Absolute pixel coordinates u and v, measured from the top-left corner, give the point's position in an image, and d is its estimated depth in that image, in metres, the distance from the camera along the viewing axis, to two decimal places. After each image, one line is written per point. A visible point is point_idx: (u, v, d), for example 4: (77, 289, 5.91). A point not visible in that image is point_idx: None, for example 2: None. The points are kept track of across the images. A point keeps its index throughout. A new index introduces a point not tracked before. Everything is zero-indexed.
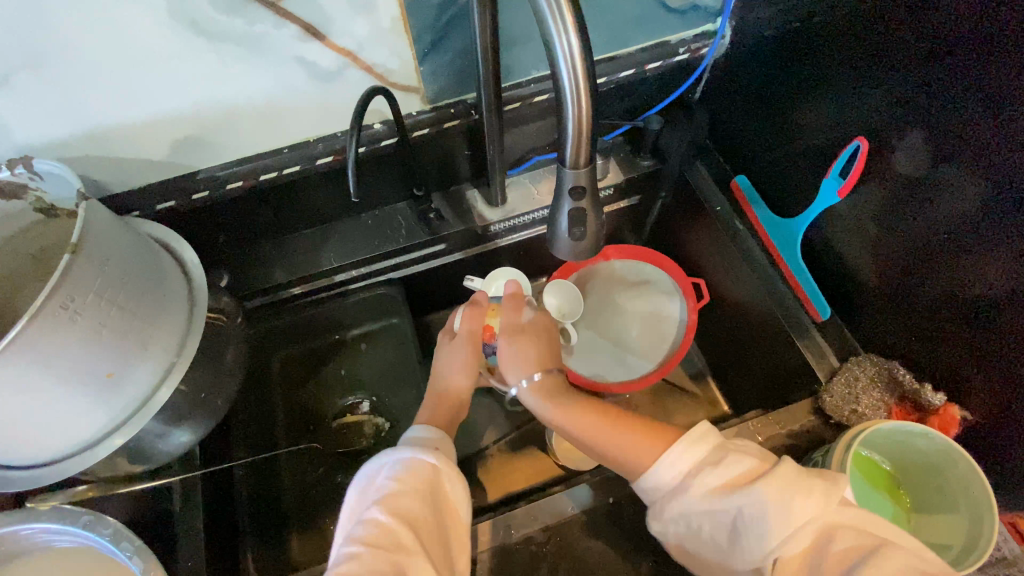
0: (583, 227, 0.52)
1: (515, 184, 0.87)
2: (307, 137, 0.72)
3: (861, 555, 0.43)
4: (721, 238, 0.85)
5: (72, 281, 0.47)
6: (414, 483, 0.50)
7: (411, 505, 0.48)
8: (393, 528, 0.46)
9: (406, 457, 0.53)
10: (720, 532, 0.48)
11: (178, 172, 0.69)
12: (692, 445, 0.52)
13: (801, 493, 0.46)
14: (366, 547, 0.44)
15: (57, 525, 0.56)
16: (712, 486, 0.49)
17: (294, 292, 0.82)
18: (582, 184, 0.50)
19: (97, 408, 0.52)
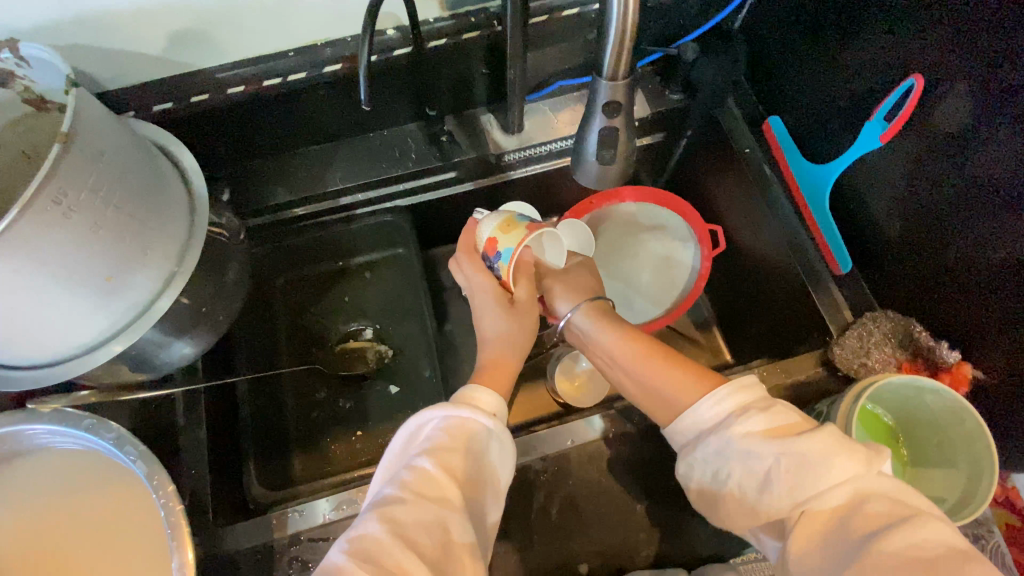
0: (612, 149, 0.48)
1: (533, 111, 0.82)
2: (315, 40, 0.67)
3: (893, 521, 0.43)
4: (746, 183, 0.80)
5: (64, 175, 0.43)
6: (463, 444, 0.50)
7: (458, 463, 0.48)
8: (440, 486, 0.47)
9: (463, 414, 0.51)
10: (751, 478, 0.48)
11: (177, 70, 0.65)
12: (738, 392, 0.52)
13: (847, 453, 0.46)
14: (409, 496, 0.46)
15: (58, 427, 0.56)
16: (753, 431, 0.49)
17: (297, 213, 0.79)
18: (617, 99, 0.45)
19: (96, 312, 0.50)
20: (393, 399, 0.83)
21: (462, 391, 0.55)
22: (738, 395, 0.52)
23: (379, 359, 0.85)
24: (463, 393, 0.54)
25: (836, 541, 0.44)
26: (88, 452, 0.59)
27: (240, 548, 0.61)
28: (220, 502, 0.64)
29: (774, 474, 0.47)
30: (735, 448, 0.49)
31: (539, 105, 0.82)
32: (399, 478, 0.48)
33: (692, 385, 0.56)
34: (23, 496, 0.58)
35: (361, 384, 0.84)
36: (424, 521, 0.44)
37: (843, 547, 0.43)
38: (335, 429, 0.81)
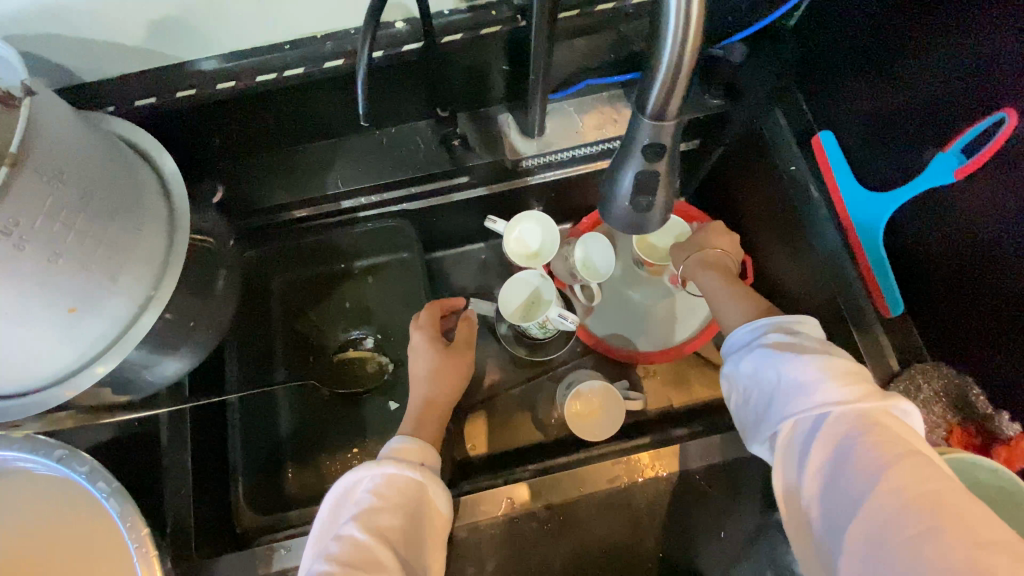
0: (650, 196, 0.40)
1: (555, 112, 0.74)
2: (314, 32, 0.60)
3: (886, 451, 0.44)
4: (791, 203, 0.72)
5: (14, 201, 0.38)
6: (395, 502, 0.50)
7: (388, 521, 0.49)
8: (372, 551, 0.46)
9: (388, 470, 0.52)
10: (758, 394, 0.52)
11: (160, 62, 0.58)
12: (776, 320, 0.55)
13: (849, 381, 0.47)
14: (340, 567, 0.45)
15: (31, 456, 0.52)
16: (770, 348, 0.52)
17: (295, 216, 0.73)
18: (662, 142, 0.37)
19: (68, 340, 0.46)
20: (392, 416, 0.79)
21: (388, 447, 0.55)
22: (780, 323, 0.55)
23: (379, 371, 0.80)
24: (386, 450, 0.55)
25: (831, 470, 0.46)
26: (61, 480, 0.55)
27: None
28: (205, 531, 0.61)
29: (784, 395, 0.49)
30: (757, 365, 0.52)
31: (563, 106, 0.74)
32: (330, 548, 0.47)
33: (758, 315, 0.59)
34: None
35: (359, 399, 0.80)
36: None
37: (837, 471, 0.45)
38: (330, 445, 0.77)
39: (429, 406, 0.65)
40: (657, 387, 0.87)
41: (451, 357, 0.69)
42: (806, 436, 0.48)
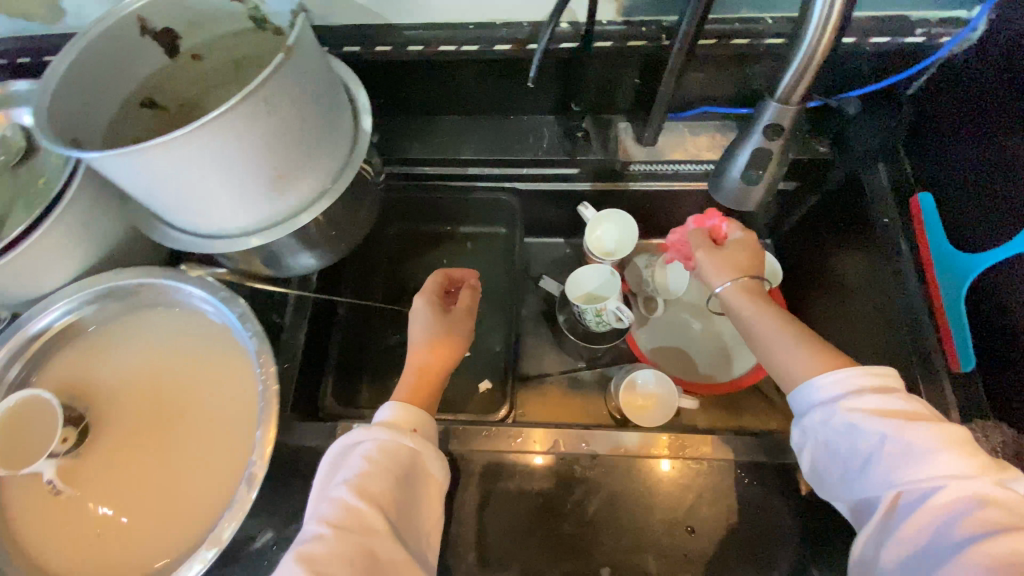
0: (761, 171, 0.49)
1: (670, 129, 0.83)
2: (495, 19, 0.70)
3: (1006, 525, 0.42)
4: (877, 257, 0.76)
5: (278, 79, 0.52)
6: (384, 465, 0.54)
7: (380, 487, 0.52)
8: (361, 514, 0.50)
9: (381, 440, 0.55)
10: (852, 454, 0.50)
11: (370, 20, 0.72)
12: (868, 374, 0.52)
13: (958, 449, 0.45)
14: (332, 530, 0.48)
15: (202, 295, 0.66)
16: (865, 407, 0.50)
17: (427, 172, 0.85)
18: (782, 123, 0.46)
19: (253, 202, 0.60)
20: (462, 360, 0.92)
21: (376, 416, 0.59)
22: (876, 379, 0.51)
23: None
24: (377, 420, 0.58)
25: (934, 536, 0.44)
26: (215, 323, 0.69)
27: (299, 447, 0.67)
28: (299, 401, 0.72)
29: (887, 459, 0.47)
30: (851, 423, 0.50)
31: (677, 125, 0.83)
32: (327, 506, 0.51)
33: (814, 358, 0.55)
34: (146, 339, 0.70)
35: None
36: (353, 548, 0.47)
37: (937, 538, 0.44)
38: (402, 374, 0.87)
39: (421, 373, 0.65)
40: (707, 405, 0.91)
41: (448, 323, 0.69)
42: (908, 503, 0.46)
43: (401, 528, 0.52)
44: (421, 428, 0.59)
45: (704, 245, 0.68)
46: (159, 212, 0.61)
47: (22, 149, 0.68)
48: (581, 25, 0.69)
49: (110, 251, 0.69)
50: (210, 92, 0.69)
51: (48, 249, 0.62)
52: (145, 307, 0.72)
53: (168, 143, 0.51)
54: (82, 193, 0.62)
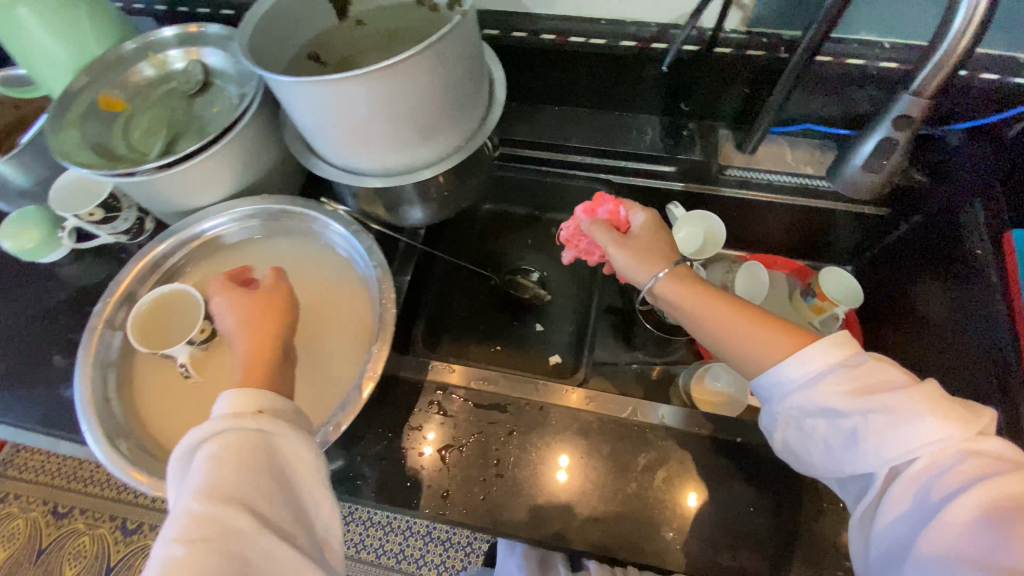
0: (886, 157, 0.64)
1: (771, 142, 0.88)
2: (626, 17, 0.77)
3: (993, 472, 0.44)
4: (966, 289, 0.77)
5: (449, 40, 0.59)
6: (236, 460, 0.47)
7: (233, 483, 0.46)
8: (219, 518, 0.44)
9: (219, 438, 0.48)
10: (835, 435, 0.51)
11: (512, 8, 0.79)
12: (829, 346, 0.53)
13: (939, 413, 0.47)
14: (186, 545, 0.42)
15: (341, 229, 0.75)
16: (842, 389, 0.51)
17: (531, 153, 0.92)
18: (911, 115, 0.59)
19: (396, 149, 0.68)
20: (535, 334, 0.97)
21: (215, 411, 0.52)
22: (837, 350, 0.53)
23: (534, 299, 0.99)
24: (217, 414, 0.51)
25: (923, 495, 0.46)
26: (338, 256, 0.77)
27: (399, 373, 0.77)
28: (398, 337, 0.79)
29: (863, 434, 0.49)
30: (823, 404, 0.51)
31: (778, 139, 0.88)
32: (177, 519, 0.44)
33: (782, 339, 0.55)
34: (270, 263, 0.78)
35: (514, 309, 0.99)
36: (208, 562, 0.41)
37: (921, 502, 0.46)
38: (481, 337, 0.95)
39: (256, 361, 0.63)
40: None
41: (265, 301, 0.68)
42: (902, 481, 0.47)
43: (275, 520, 0.47)
44: (274, 408, 0.52)
45: (616, 242, 0.66)
46: (318, 144, 0.70)
47: (198, 81, 0.76)
48: (710, 30, 0.74)
49: (257, 180, 0.78)
50: (362, 51, 0.76)
51: (213, 167, 0.71)
52: (273, 236, 0.80)
53: (349, 81, 0.57)
54: (250, 123, 0.71)
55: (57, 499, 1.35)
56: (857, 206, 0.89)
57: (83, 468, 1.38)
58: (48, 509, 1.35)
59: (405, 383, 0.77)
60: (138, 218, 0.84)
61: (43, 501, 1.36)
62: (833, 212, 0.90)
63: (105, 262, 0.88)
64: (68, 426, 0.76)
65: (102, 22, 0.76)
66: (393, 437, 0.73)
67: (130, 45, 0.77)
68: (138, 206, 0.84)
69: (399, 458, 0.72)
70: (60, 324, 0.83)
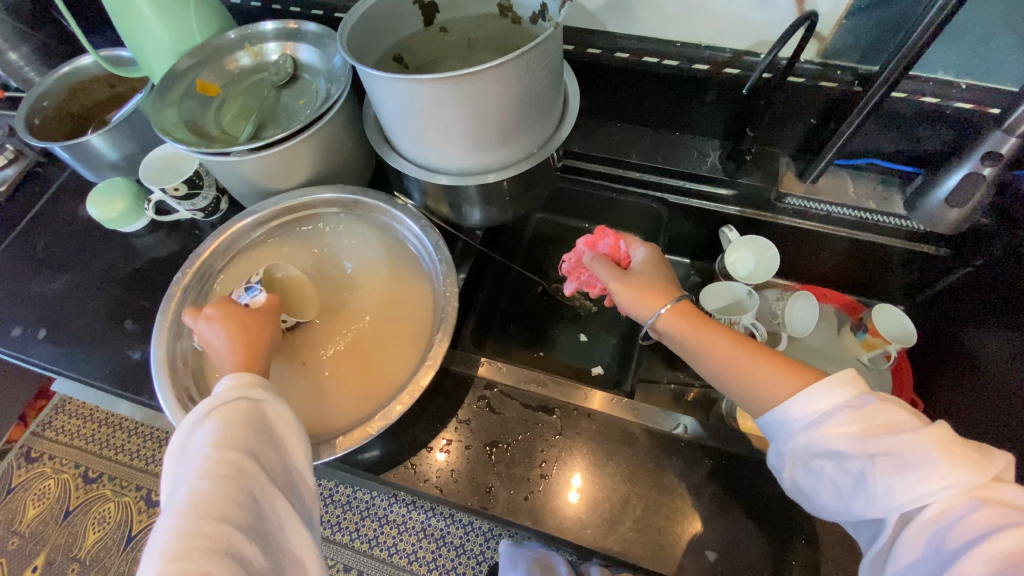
0: (974, 187, 0.70)
1: (833, 174, 0.88)
2: (700, 42, 0.79)
3: (1010, 520, 0.44)
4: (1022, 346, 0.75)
5: (537, 51, 0.62)
6: (240, 422, 0.53)
7: (242, 436, 0.51)
8: (232, 462, 0.49)
9: (222, 403, 0.54)
10: (844, 477, 0.52)
11: (589, 25, 0.82)
12: (833, 388, 0.54)
13: (950, 457, 0.47)
14: (207, 481, 0.47)
15: (411, 226, 0.78)
16: (848, 431, 0.52)
17: (592, 166, 0.95)
18: (1002, 151, 0.67)
19: (469, 150, 0.71)
20: (578, 344, 0.99)
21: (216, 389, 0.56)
22: (838, 392, 0.54)
23: (580, 309, 1.02)
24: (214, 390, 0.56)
25: (937, 540, 0.46)
26: (405, 250, 0.80)
27: (449, 368, 0.79)
28: None
29: (871, 477, 0.50)
30: (829, 445, 0.53)
31: (841, 171, 0.88)
32: (188, 468, 0.49)
33: (787, 380, 0.58)
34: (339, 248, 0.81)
35: (560, 315, 1.02)
36: (227, 492, 0.47)
37: (935, 550, 0.46)
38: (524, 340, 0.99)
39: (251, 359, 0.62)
40: None
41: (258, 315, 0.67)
42: (913, 526, 0.48)
43: (273, 474, 0.53)
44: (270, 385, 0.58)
45: (616, 278, 0.69)
46: (398, 140, 0.73)
47: (287, 74, 0.81)
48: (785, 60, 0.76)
49: (332, 170, 0.82)
50: (445, 56, 0.80)
51: (296, 155, 0.75)
52: (345, 225, 0.84)
53: (438, 82, 0.60)
54: (335, 116, 0.75)
55: (89, 464, 1.40)
56: (917, 246, 0.89)
57: (116, 436, 1.42)
58: (80, 473, 1.39)
59: (454, 376, 0.79)
60: (216, 197, 0.88)
61: (75, 464, 1.40)
62: (890, 249, 0.90)
63: (179, 236, 0.93)
64: (134, 387, 0.80)
65: (208, 12, 0.82)
66: (440, 428, 0.75)
67: (232, 34, 0.82)
68: (217, 186, 0.88)
69: (445, 450, 0.74)
70: (132, 290, 0.88)
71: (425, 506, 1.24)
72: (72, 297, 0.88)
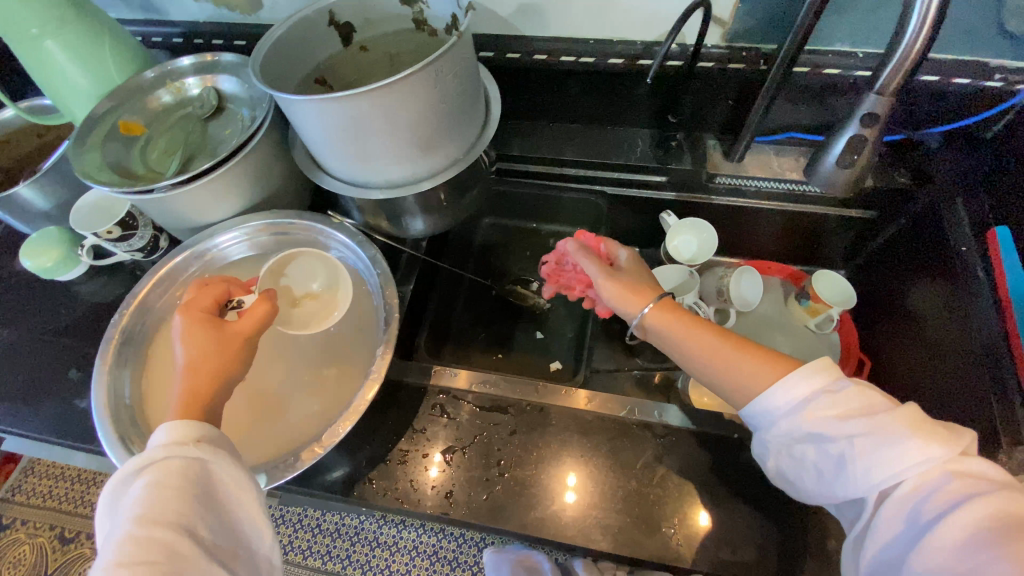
0: (853, 156, 0.73)
1: (757, 151, 0.91)
2: (612, 37, 0.82)
3: (973, 490, 0.45)
4: (953, 300, 0.78)
5: (445, 59, 0.63)
6: (172, 489, 0.48)
7: (173, 507, 0.47)
8: (157, 542, 0.45)
9: (156, 466, 0.49)
10: (825, 461, 0.52)
11: (507, 31, 0.84)
12: (811, 373, 0.54)
13: (922, 434, 0.48)
14: (126, 570, 0.43)
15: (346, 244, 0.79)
16: (828, 415, 0.52)
17: (526, 167, 0.96)
18: (876, 112, 0.68)
19: (398, 163, 0.72)
20: (535, 341, 1.00)
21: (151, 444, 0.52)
22: (817, 377, 0.54)
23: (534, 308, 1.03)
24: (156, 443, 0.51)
25: (910, 517, 0.47)
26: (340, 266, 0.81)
27: (402, 379, 0.80)
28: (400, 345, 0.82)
29: (850, 461, 0.50)
30: (810, 430, 0.53)
31: (764, 147, 0.91)
32: (102, 559, 0.45)
33: (762, 368, 0.58)
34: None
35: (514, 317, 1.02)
36: None
37: (912, 523, 0.47)
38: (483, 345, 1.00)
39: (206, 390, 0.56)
40: None
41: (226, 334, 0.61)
42: (893, 508, 0.48)
43: (214, 548, 0.48)
44: (217, 439, 0.53)
45: (604, 275, 0.71)
46: (324, 160, 0.74)
47: (212, 106, 0.81)
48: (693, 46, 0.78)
49: (266, 196, 0.83)
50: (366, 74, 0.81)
51: (223, 185, 0.75)
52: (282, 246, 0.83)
53: (351, 98, 0.61)
54: (260, 143, 0.76)
55: (64, 524, 1.36)
56: (848, 212, 0.92)
57: (90, 492, 1.38)
58: (56, 534, 1.35)
59: (408, 386, 0.80)
60: (153, 235, 0.88)
61: (50, 525, 1.36)
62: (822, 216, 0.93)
63: (121, 280, 0.92)
64: (84, 436, 0.78)
65: (124, 53, 0.82)
66: (397, 441, 0.75)
67: (151, 73, 0.82)
68: (154, 225, 0.88)
69: (402, 461, 0.74)
70: (76, 339, 0.87)
71: (414, 522, 1.23)
72: (13, 353, 0.86)
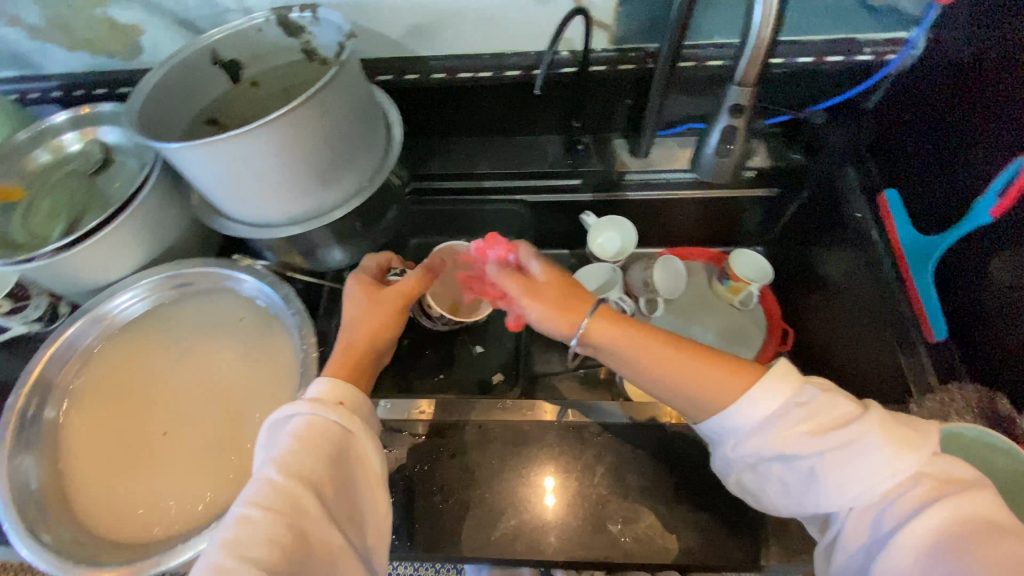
0: (729, 144, 0.72)
1: (662, 144, 0.94)
2: (506, 49, 0.83)
3: (940, 493, 0.48)
4: (859, 268, 0.84)
5: (331, 88, 0.62)
6: (309, 446, 0.53)
7: (310, 464, 0.52)
8: (291, 492, 0.50)
9: (302, 418, 0.55)
10: (794, 476, 0.54)
11: (401, 53, 0.84)
12: (777, 384, 0.55)
13: (891, 443, 0.51)
14: (261, 513, 0.49)
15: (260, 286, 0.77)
16: (801, 431, 0.53)
17: (438, 184, 0.94)
18: (740, 103, 0.68)
19: (303, 197, 0.71)
20: (475, 356, 0.99)
21: (307, 396, 0.59)
22: (784, 388, 0.55)
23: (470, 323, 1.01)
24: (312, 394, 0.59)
25: (875, 519, 0.50)
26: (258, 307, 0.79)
27: None
28: None
29: (821, 475, 0.52)
30: (781, 450, 0.54)
31: (668, 140, 0.94)
32: (247, 493, 0.51)
33: (706, 378, 0.57)
34: (181, 331, 0.78)
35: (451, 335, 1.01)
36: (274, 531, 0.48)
37: (878, 529, 0.50)
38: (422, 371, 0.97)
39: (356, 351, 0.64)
40: None
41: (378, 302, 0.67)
42: (864, 516, 0.51)
43: (335, 513, 0.53)
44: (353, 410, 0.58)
45: (526, 295, 0.61)
46: (221, 205, 0.71)
47: (96, 160, 0.77)
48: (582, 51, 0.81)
49: (168, 248, 0.79)
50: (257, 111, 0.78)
51: (117, 242, 0.71)
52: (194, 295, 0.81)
53: (238, 138, 0.59)
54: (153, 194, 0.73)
55: None
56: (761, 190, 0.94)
57: None
58: None
59: None
60: (51, 303, 0.82)
61: None
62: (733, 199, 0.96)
63: (21, 354, 0.86)
64: None
65: None
66: None
67: (22, 134, 0.77)
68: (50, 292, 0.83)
69: None
70: None
71: None
72: None
